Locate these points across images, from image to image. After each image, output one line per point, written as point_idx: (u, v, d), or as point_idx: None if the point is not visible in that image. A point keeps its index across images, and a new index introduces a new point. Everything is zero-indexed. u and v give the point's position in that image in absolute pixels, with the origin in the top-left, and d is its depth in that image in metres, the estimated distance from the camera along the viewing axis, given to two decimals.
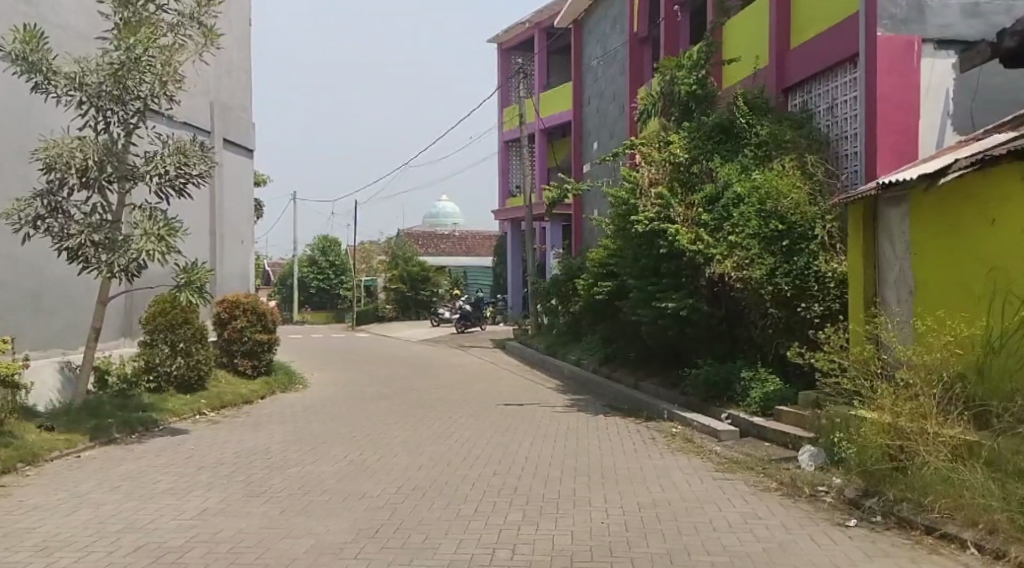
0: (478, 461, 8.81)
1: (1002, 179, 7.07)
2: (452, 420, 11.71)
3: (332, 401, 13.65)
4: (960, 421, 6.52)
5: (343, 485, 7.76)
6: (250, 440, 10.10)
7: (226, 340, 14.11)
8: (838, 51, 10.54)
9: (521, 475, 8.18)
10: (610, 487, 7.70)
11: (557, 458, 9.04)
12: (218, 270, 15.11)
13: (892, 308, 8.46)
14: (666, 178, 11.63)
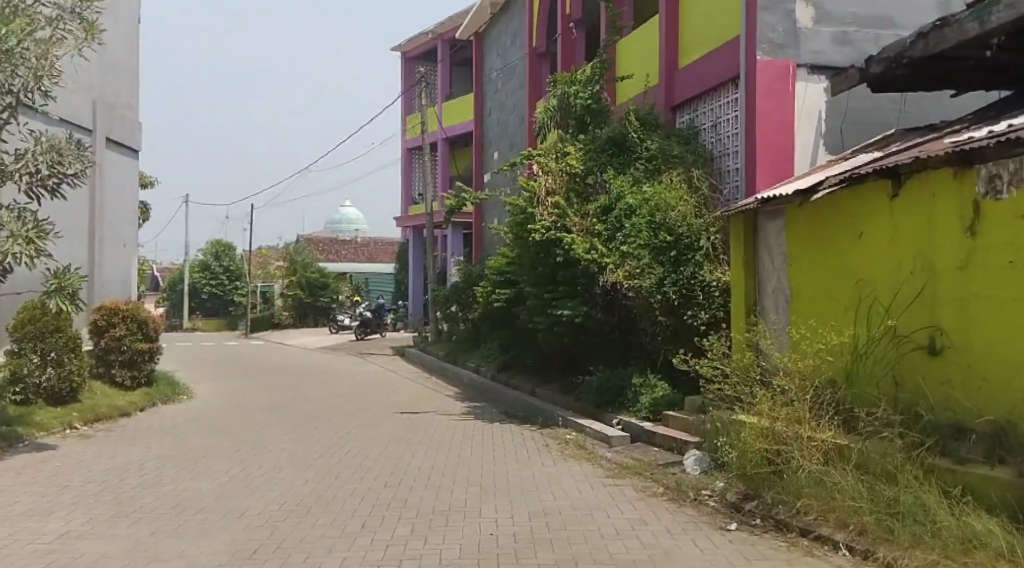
0: (370, 474, 8.80)
1: (864, 195, 7.39)
2: (344, 430, 11.62)
3: (215, 413, 13.35)
4: (830, 424, 6.80)
5: (219, 503, 7.62)
6: (124, 455, 9.81)
7: (103, 350, 13.59)
8: (720, 74, 10.96)
9: (412, 487, 8.20)
10: (503, 497, 7.79)
11: (450, 468, 9.10)
12: (94, 276, 14.60)
13: (770, 317, 8.87)
14: (563, 188, 11.83)
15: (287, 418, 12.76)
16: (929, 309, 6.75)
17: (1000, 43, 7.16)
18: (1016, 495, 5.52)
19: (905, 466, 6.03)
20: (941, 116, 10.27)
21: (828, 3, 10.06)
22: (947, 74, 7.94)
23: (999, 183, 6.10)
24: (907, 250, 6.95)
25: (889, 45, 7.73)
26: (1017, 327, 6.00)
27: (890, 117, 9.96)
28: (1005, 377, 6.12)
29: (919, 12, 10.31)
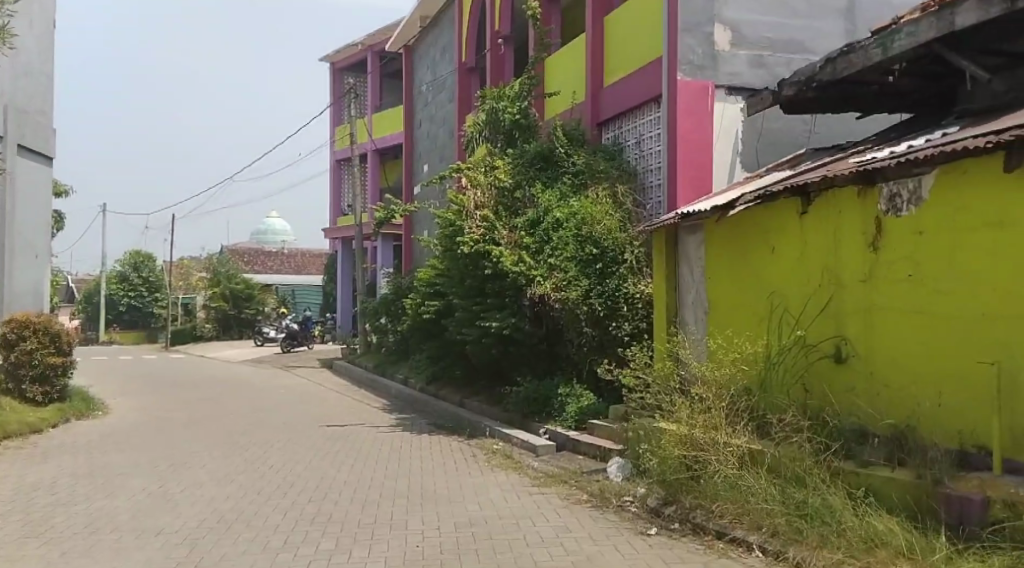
0: (294, 489, 8.80)
1: (778, 212, 7.73)
2: (266, 445, 11.58)
3: (132, 428, 13.15)
4: (745, 430, 7.09)
5: (135, 521, 7.57)
6: (34, 474, 9.62)
7: (13, 364, 13.28)
8: (643, 92, 11.30)
9: (336, 501, 8.26)
10: (429, 508, 7.91)
11: (376, 480, 9.18)
12: (4, 288, 14.24)
13: (690, 328, 9.19)
14: (491, 203, 11.93)
15: (209, 433, 12.64)
16: (836, 320, 7.13)
17: (901, 69, 7.65)
18: (913, 496, 5.86)
19: (813, 470, 6.34)
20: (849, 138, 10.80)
21: (746, 26, 10.45)
22: (854, 98, 8.39)
23: (900, 202, 6.49)
24: (815, 264, 7.32)
25: (800, 69, 8.17)
26: (916, 338, 6.39)
27: (801, 138, 10.46)
28: (905, 385, 6.51)
29: (829, 38, 10.80)
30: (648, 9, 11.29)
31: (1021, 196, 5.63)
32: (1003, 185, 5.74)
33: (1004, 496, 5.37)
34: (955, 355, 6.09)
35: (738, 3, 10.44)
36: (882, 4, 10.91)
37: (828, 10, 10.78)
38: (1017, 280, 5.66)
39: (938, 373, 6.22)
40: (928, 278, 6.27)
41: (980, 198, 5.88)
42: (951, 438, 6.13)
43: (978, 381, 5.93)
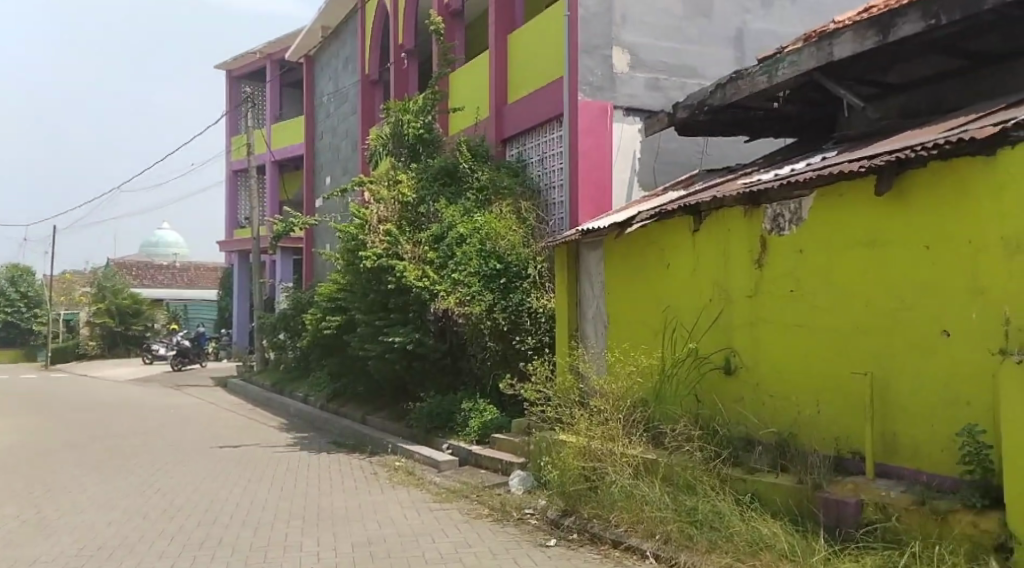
0: (181, 513, 8.64)
1: (672, 230, 8.03)
2: (156, 467, 11.29)
3: (9, 452, 12.61)
4: (640, 441, 7.33)
5: (10, 551, 7.30)
6: None
7: None
8: (545, 111, 11.53)
9: (228, 524, 8.14)
10: (325, 529, 7.87)
11: (271, 501, 9.08)
12: None
13: (590, 341, 9.42)
14: (394, 217, 12.03)
15: (93, 455, 12.24)
16: (725, 333, 7.45)
17: (786, 95, 8.07)
18: (796, 500, 6.16)
19: (704, 477, 6.60)
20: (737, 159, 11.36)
21: (642, 50, 10.79)
22: (743, 122, 8.80)
23: (783, 221, 6.85)
24: (706, 279, 7.63)
25: (693, 93, 8.52)
26: (797, 350, 6.74)
27: (695, 158, 10.92)
28: (787, 394, 6.85)
29: (721, 64, 11.29)
30: (551, 29, 11.52)
31: (889, 218, 6.02)
32: (874, 207, 6.12)
33: (876, 498, 5.69)
34: (832, 366, 6.45)
35: (634, 27, 10.76)
36: (768, 34, 11.54)
37: (720, 38, 11.27)
38: (885, 296, 6.04)
39: (816, 382, 6.58)
40: (808, 293, 6.63)
41: (855, 219, 6.25)
42: (828, 444, 6.48)
43: (853, 391, 6.29)
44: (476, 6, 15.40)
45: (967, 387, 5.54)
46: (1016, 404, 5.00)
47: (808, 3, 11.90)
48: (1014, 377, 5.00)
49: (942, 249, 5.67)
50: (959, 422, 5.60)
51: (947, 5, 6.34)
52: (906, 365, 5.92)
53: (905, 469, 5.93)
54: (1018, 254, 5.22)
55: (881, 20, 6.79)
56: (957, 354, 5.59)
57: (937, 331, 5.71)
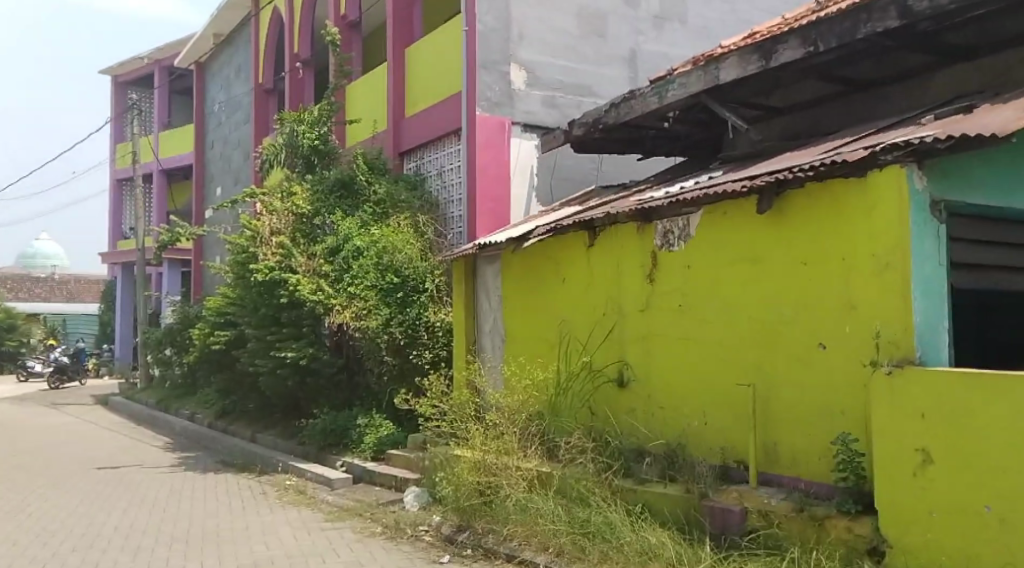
0: (55, 538, 8.25)
1: (567, 245, 8.15)
2: (29, 491, 10.75)
3: None
4: (535, 454, 7.40)
5: None
6: None
7: None
8: (443, 125, 11.56)
9: (107, 548, 7.82)
10: (211, 552, 7.64)
11: (153, 525, 8.77)
12: None
13: (487, 355, 9.47)
14: (287, 228, 11.80)
15: None
16: (617, 346, 7.60)
17: (676, 116, 8.33)
18: (684, 510, 6.32)
19: (596, 488, 6.71)
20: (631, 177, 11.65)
21: (539, 68, 10.94)
22: (637, 140, 9.03)
23: (672, 238, 7.04)
24: (600, 294, 7.78)
25: (588, 111, 8.70)
26: (685, 362, 6.93)
27: (591, 175, 11.14)
28: (675, 406, 7.04)
29: (615, 83, 11.54)
30: (449, 44, 11.56)
31: (771, 235, 6.26)
32: (757, 225, 6.35)
33: (759, 506, 5.89)
34: (718, 377, 6.65)
35: (531, 45, 10.90)
36: (660, 55, 11.88)
37: (614, 58, 11.53)
38: (768, 309, 6.27)
39: (704, 394, 6.77)
40: (695, 306, 6.82)
41: (741, 237, 6.48)
42: (714, 454, 6.67)
43: (738, 402, 6.50)
44: (373, 18, 15.34)
45: (841, 399, 5.80)
46: (886, 412, 5.25)
47: (697, 27, 12.32)
48: (884, 387, 5.26)
49: (820, 264, 5.92)
50: (835, 430, 5.85)
51: (824, 34, 6.68)
52: (786, 377, 6.16)
53: (786, 477, 6.15)
54: (888, 270, 5.46)
55: (764, 45, 7.10)
56: (832, 366, 5.85)
57: (815, 343, 5.95)
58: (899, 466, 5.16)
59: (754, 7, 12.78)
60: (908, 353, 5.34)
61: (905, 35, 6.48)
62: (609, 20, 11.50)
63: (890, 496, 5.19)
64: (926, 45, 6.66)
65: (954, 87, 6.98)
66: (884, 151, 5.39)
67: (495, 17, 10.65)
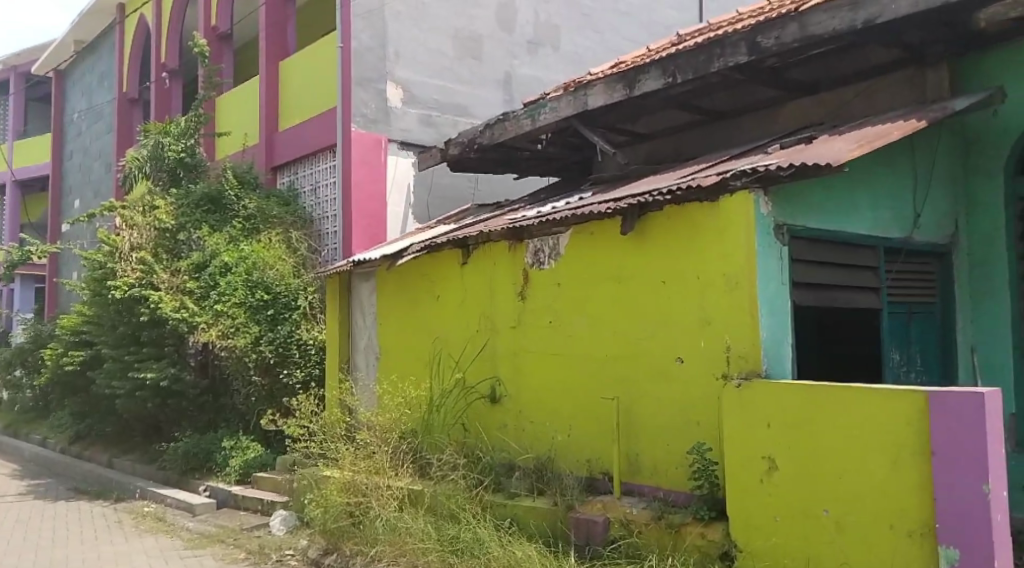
0: None
1: (440, 263, 8.25)
2: None
3: None
4: (405, 472, 7.42)
5: None
6: None
7: None
8: (317, 141, 11.49)
9: None
10: None
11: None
12: None
13: (360, 373, 9.43)
14: (150, 244, 11.29)
15: None
16: (490, 363, 7.75)
17: (548, 138, 8.58)
18: (550, 523, 6.48)
19: (466, 505, 6.78)
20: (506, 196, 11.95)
21: (415, 87, 11.04)
22: (511, 161, 9.24)
23: (542, 256, 7.24)
24: (472, 311, 7.92)
25: (464, 132, 8.87)
26: (554, 378, 7.14)
27: (466, 194, 11.39)
28: (545, 420, 7.24)
29: (489, 105, 11.79)
30: (324, 60, 11.53)
31: (634, 255, 6.54)
32: (621, 244, 6.62)
33: (621, 516, 6.11)
34: (584, 392, 6.90)
35: (407, 64, 10.99)
36: (532, 80, 12.20)
37: (488, 80, 11.77)
38: (631, 326, 6.55)
39: (572, 409, 7.00)
40: (564, 324, 7.05)
41: (606, 256, 6.74)
42: (581, 465, 6.91)
43: (604, 416, 6.74)
44: (245, 31, 15.13)
45: (697, 410, 6.12)
46: (737, 424, 5.56)
47: (569, 54, 12.71)
48: (734, 398, 5.58)
49: (678, 283, 6.23)
50: (692, 440, 6.16)
51: (683, 66, 7.07)
52: (647, 390, 6.44)
53: (647, 486, 6.42)
54: (737, 289, 5.86)
55: (628, 75, 7.43)
56: (689, 379, 6.16)
57: (673, 358, 6.26)
58: (747, 474, 5.48)
59: (622, 37, 13.31)
60: (756, 366, 5.75)
61: (756, 69, 6.95)
62: (483, 43, 11.74)
63: (740, 503, 5.50)
64: (775, 79, 7.14)
65: (800, 119, 7.49)
66: (735, 178, 5.74)
67: (370, 36, 10.68)
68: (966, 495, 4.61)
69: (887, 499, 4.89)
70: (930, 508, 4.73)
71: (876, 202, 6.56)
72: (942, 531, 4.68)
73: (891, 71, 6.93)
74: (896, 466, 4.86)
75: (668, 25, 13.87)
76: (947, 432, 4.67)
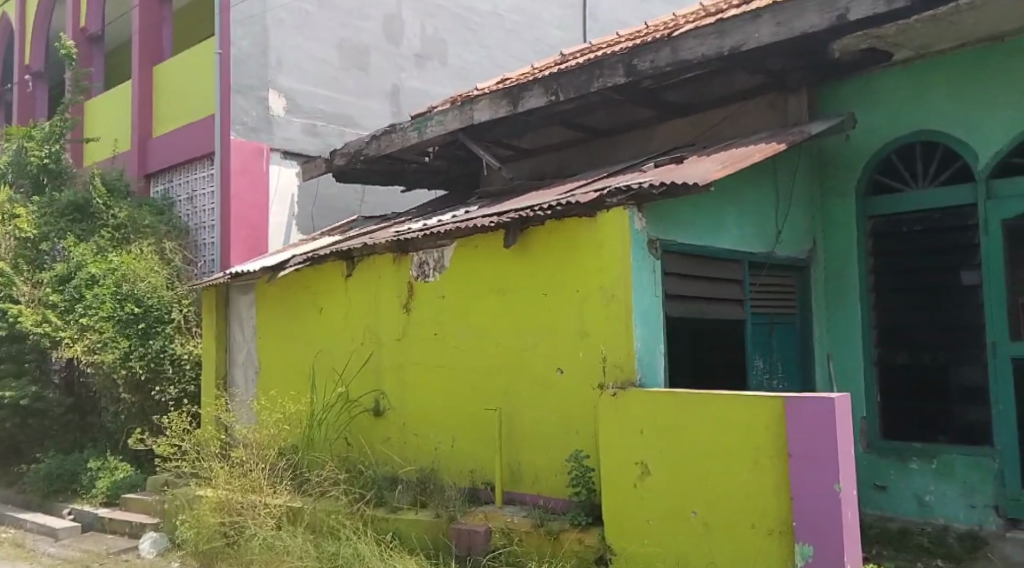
0: None
1: (322, 275, 8.19)
2: None
3: None
4: (284, 489, 7.28)
5: None
6: None
7: None
8: (193, 149, 11.20)
9: None
10: None
11: None
12: None
13: (238, 389, 9.21)
14: (10, 255, 10.92)
15: None
16: (373, 376, 7.73)
17: (435, 151, 8.66)
18: (432, 536, 6.50)
19: (346, 521, 6.70)
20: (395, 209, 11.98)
21: (299, 96, 10.91)
22: (397, 173, 9.27)
23: (427, 269, 7.28)
24: (356, 324, 7.88)
25: (349, 143, 8.83)
26: (438, 390, 7.19)
27: (354, 205, 11.34)
28: (428, 432, 7.28)
29: (376, 117, 11.77)
30: (202, 66, 11.26)
31: (516, 268, 6.66)
32: (505, 257, 6.73)
33: (501, 525, 6.20)
34: (467, 403, 6.98)
35: (290, 72, 10.84)
36: (420, 93, 12.26)
37: (374, 92, 11.75)
38: (513, 337, 6.68)
39: (455, 421, 7.07)
40: (447, 335, 7.11)
41: (489, 269, 6.84)
42: (464, 476, 6.99)
43: (487, 426, 6.83)
44: (117, 33, 14.62)
45: (577, 418, 6.28)
46: (613, 431, 5.74)
47: (456, 68, 12.81)
48: (610, 406, 5.77)
49: (559, 294, 6.39)
50: (571, 448, 6.31)
51: (564, 85, 7.28)
52: (529, 400, 6.57)
53: (528, 495, 6.56)
54: (614, 301, 6.06)
55: (512, 91, 7.60)
56: (569, 388, 6.33)
57: (554, 369, 6.41)
58: (622, 479, 5.67)
59: (508, 53, 13.52)
60: (631, 375, 5.95)
61: (633, 91, 7.22)
62: (370, 54, 11.72)
63: (615, 508, 5.68)
64: (651, 100, 7.45)
65: (672, 140, 7.83)
66: (610, 195, 5.95)
67: (250, 43, 10.51)
68: (820, 495, 4.89)
69: (750, 500, 5.14)
70: (788, 507, 5.00)
71: (742, 218, 6.92)
72: (798, 529, 4.95)
73: (756, 96, 7.34)
74: (759, 468, 5.11)
75: (553, 44, 14.18)
76: (803, 435, 4.95)
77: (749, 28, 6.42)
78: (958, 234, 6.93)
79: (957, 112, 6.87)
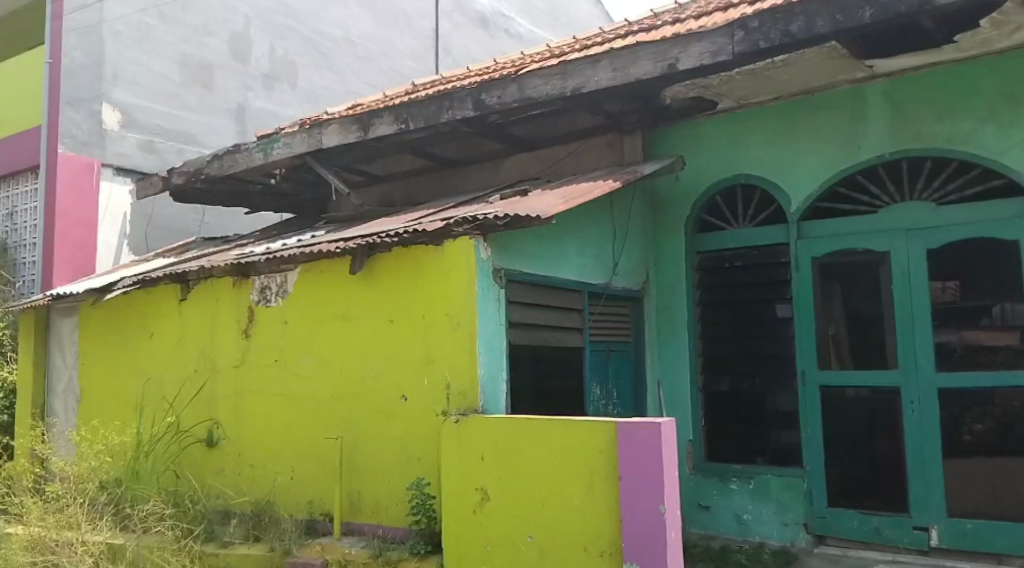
0: None
1: (155, 299, 7.85)
2: None
3: None
4: (104, 525, 6.83)
5: None
6: None
7: None
8: (14, 162, 10.50)
9: None
10: None
11: None
12: None
13: (57, 419, 8.64)
14: None
15: None
16: (207, 405, 7.46)
17: (281, 173, 8.53)
18: None
19: (173, 557, 6.36)
20: (234, 229, 11.80)
21: (136, 111, 10.48)
22: (241, 194, 9.09)
23: (269, 293, 7.13)
24: (190, 350, 7.59)
25: (189, 160, 8.55)
26: (276, 419, 7.03)
27: (193, 226, 11.09)
28: (265, 463, 7.08)
29: (220, 135, 11.49)
30: (29, 75, 10.63)
31: (362, 294, 6.64)
32: (351, 284, 6.69)
33: (339, 557, 6.10)
34: (306, 432, 6.85)
35: (126, 86, 10.40)
36: (269, 113, 12.07)
37: (218, 110, 11.46)
38: (356, 365, 6.63)
39: (294, 450, 6.92)
40: (288, 362, 6.98)
41: (334, 296, 6.79)
42: (301, 508, 6.83)
43: (326, 455, 6.73)
44: None
45: (419, 446, 6.29)
46: (454, 457, 5.79)
47: (307, 91, 12.69)
48: (452, 433, 5.82)
49: (404, 322, 6.41)
50: (413, 476, 6.31)
51: (414, 114, 7.37)
52: (370, 429, 6.52)
53: (368, 525, 6.49)
54: (459, 328, 6.14)
55: (362, 118, 7.62)
56: (412, 416, 6.33)
57: (397, 396, 6.41)
58: (462, 506, 5.72)
59: (361, 79, 13.54)
60: (473, 403, 6.04)
61: (481, 124, 7.41)
62: (215, 71, 11.42)
63: (455, 535, 5.72)
64: (499, 134, 7.65)
65: (519, 172, 8.08)
66: (456, 225, 6.04)
67: (84, 53, 10.01)
68: (645, 518, 5.09)
69: (582, 523, 5.30)
70: (616, 530, 5.19)
71: (581, 250, 7.19)
72: (626, 551, 5.14)
73: (595, 135, 7.70)
74: (591, 492, 5.29)
75: (405, 74, 14.34)
76: (631, 459, 5.15)
77: (589, 71, 6.70)
78: (775, 271, 7.46)
79: (775, 158, 7.43)
